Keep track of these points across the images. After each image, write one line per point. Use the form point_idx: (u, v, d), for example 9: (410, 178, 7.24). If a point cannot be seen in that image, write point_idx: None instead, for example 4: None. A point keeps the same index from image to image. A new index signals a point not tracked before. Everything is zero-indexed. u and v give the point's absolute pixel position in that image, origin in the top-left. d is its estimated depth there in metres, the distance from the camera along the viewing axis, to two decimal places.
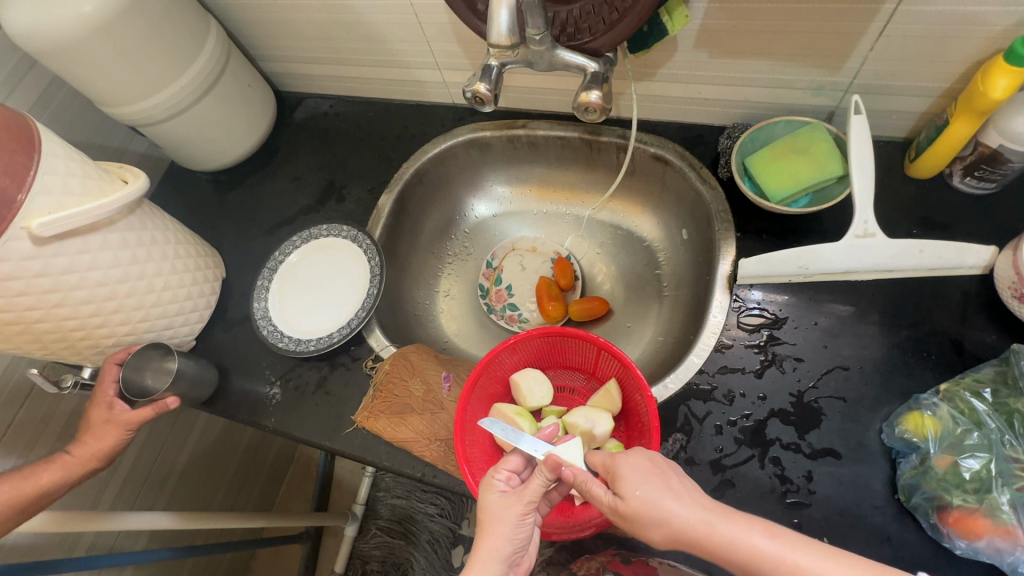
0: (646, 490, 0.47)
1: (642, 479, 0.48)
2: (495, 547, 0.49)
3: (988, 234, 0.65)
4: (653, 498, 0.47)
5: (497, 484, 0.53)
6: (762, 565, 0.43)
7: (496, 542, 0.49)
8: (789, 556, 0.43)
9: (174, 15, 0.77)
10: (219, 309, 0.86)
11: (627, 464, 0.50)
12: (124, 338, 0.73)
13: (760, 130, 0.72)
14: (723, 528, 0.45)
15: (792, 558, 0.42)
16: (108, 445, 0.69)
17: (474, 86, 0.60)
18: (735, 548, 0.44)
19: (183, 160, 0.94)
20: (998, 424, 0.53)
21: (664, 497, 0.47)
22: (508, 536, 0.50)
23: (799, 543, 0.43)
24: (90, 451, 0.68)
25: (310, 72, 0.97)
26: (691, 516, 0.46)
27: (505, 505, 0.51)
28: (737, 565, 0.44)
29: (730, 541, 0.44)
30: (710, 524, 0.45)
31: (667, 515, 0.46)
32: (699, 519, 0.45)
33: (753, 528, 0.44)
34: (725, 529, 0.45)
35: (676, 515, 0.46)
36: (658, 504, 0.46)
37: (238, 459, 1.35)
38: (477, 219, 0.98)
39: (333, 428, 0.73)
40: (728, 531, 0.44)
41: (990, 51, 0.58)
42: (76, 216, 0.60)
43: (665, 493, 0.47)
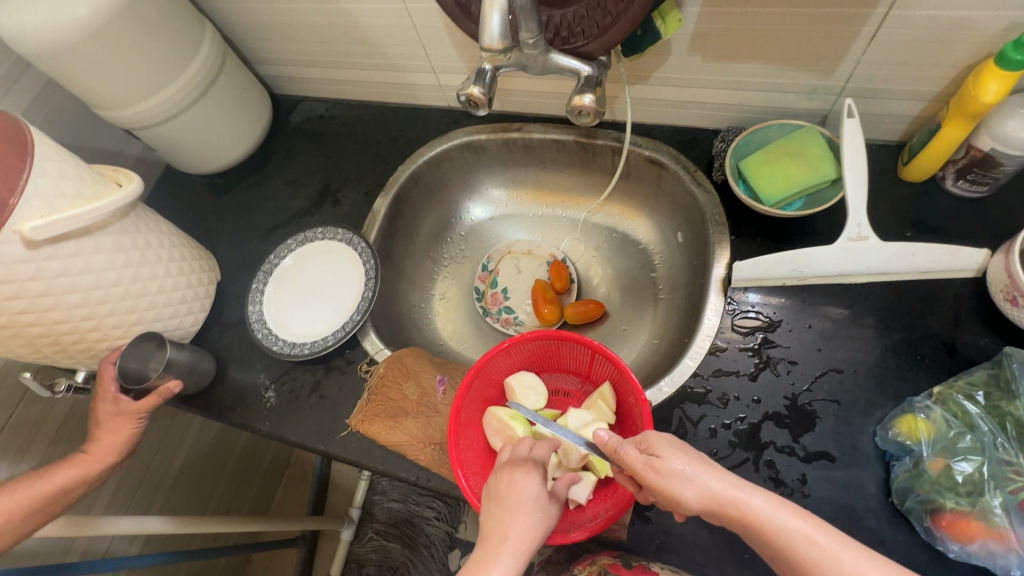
0: (683, 462, 0.48)
1: (678, 451, 0.49)
2: (524, 529, 0.47)
3: (981, 237, 0.66)
4: (688, 469, 0.48)
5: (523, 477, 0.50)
6: (796, 542, 0.43)
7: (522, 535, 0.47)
8: (822, 537, 0.43)
9: (170, 19, 0.77)
10: (214, 312, 0.86)
11: (660, 436, 0.51)
12: (117, 341, 0.73)
13: (754, 133, 0.73)
14: (758, 505, 0.45)
15: (824, 538, 0.43)
16: (123, 436, 0.69)
17: (468, 89, 0.60)
18: (768, 523, 0.45)
19: (178, 163, 0.94)
20: (991, 427, 0.53)
21: (699, 470, 0.48)
22: (538, 516, 0.48)
23: (829, 528, 0.44)
24: (105, 445, 0.68)
25: (305, 75, 0.97)
26: (724, 489, 0.46)
27: (535, 486, 0.50)
28: (767, 540, 0.45)
29: (764, 517, 0.45)
30: (744, 499, 0.46)
31: (702, 486, 0.47)
32: (733, 494, 0.46)
33: (789, 508, 0.45)
34: (761, 503, 0.45)
35: (710, 487, 0.47)
36: (693, 476, 0.47)
37: (234, 462, 1.35)
38: (472, 222, 0.98)
39: (327, 431, 0.73)
40: (764, 507, 0.45)
41: (982, 55, 0.58)
42: (68, 219, 0.60)
43: (700, 466, 0.48)
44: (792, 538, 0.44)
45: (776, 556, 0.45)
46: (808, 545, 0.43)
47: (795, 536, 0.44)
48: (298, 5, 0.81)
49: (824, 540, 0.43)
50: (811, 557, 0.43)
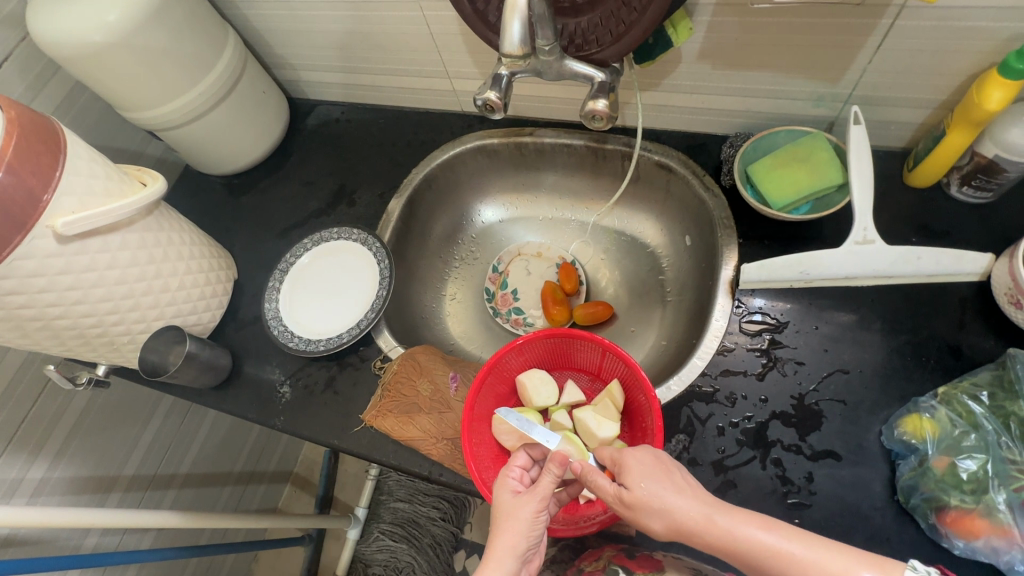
0: (650, 483, 0.50)
1: (646, 474, 0.51)
2: (511, 541, 0.51)
3: (985, 243, 0.67)
4: (655, 492, 0.49)
5: (510, 483, 0.56)
6: (762, 557, 0.44)
7: (508, 536, 0.51)
8: (787, 546, 0.44)
9: (196, 24, 0.79)
10: (230, 309, 0.88)
11: (633, 458, 0.53)
12: (138, 336, 0.75)
13: (762, 139, 0.74)
14: (722, 521, 0.46)
15: (788, 547, 0.44)
16: None
17: (485, 94, 0.62)
18: (733, 540, 0.45)
19: (198, 165, 0.96)
20: (995, 426, 0.54)
21: (664, 491, 0.49)
22: (526, 528, 0.52)
23: (798, 536, 0.44)
24: None
25: (322, 80, 0.99)
26: (688, 509, 0.48)
27: (518, 501, 0.53)
28: (737, 559, 0.45)
29: (728, 536, 0.46)
30: (708, 516, 0.47)
31: (668, 507, 0.49)
32: (698, 513, 0.48)
33: (749, 520, 0.46)
34: (723, 520, 0.46)
35: (676, 508, 0.48)
36: (659, 497, 0.49)
37: (243, 460, 1.36)
38: (483, 224, 1.00)
39: (341, 426, 0.74)
40: (728, 525, 0.46)
41: (986, 65, 0.60)
42: (97, 215, 0.62)
43: (665, 486, 0.50)
44: (757, 551, 0.44)
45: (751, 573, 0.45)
46: (773, 558, 0.44)
47: (759, 551, 0.44)
48: (319, 12, 0.83)
49: (791, 549, 0.44)
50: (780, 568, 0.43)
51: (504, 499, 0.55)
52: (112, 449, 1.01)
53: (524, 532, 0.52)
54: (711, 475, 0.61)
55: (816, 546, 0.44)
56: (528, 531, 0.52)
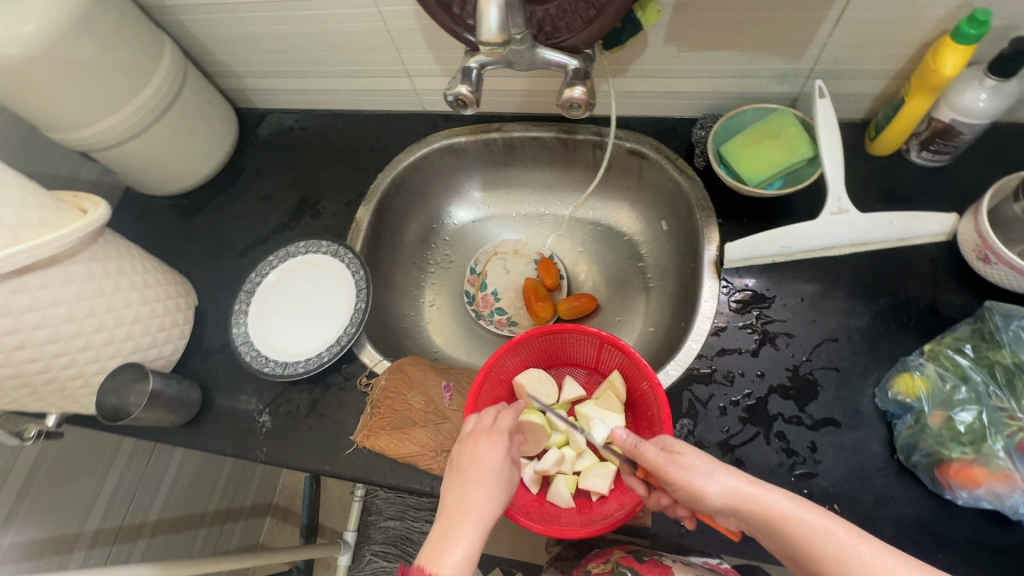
0: (705, 457, 0.49)
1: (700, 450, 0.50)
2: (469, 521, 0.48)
3: (947, 204, 0.70)
4: (714, 464, 0.49)
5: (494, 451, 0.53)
6: (812, 539, 0.44)
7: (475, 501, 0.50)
8: (845, 540, 0.43)
9: (127, 33, 0.73)
10: (194, 338, 0.82)
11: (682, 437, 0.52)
12: (93, 378, 0.68)
13: (731, 119, 0.75)
14: (779, 501, 0.46)
15: (846, 540, 0.43)
16: None
17: (456, 88, 0.59)
18: (794, 522, 0.45)
19: (142, 187, 0.89)
20: (983, 377, 0.56)
21: (721, 463, 0.49)
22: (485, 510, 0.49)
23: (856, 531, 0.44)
24: None
25: (272, 86, 0.94)
26: (750, 486, 0.47)
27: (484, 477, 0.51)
28: (795, 542, 0.45)
29: (790, 516, 0.45)
30: (772, 494, 0.46)
31: (728, 478, 0.48)
32: (760, 491, 0.47)
33: (813, 510, 0.45)
34: (785, 499, 0.46)
35: (735, 482, 0.47)
36: (718, 468, 0.48)
37: (217, 497, 1.28)
38: (457, 225, 0.97)
39: (331, 450, 0.70)
40: (796, 510, 0.45)
41: (936, 33, 0.62)
42: (35, 248, 0.56)
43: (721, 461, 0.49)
44: (811, 532, 0.44)
45: (803, 561, 0.45)
46: (836, 545, 0.43)
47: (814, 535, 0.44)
48: (262, 13, 0.78)
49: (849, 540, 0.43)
50: (831, 551, 0.43)
51: (485, 461, 0.52)
52: (71, 504, 0.92)
53: (485, 508, 0.49)
54: (718, 455, 0.61)
55: (876, 550, 0.43)
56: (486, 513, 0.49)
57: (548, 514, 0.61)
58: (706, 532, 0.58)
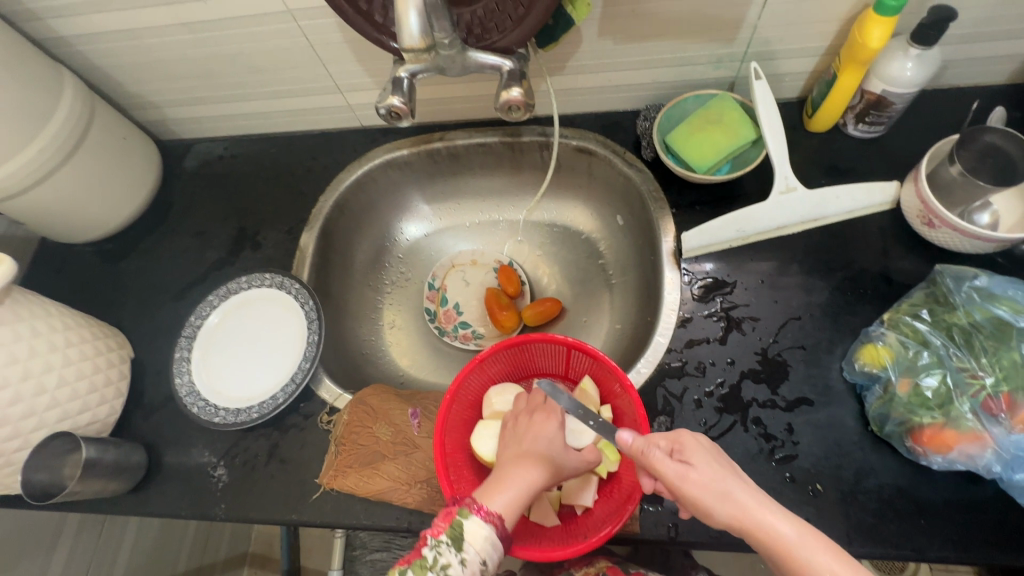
0: (720, 471, 0.47)
1: (718, 462, 0.47)
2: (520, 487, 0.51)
3: (887, 172, 0.72)
4: (727, 483, 0.46)
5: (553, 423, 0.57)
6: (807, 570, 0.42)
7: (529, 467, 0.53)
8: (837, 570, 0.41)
9: (17, 69, 0.66)
10: (133, 393, 0.75)
11: (705, 445, 0.49)
12: (15, 455, 0.61)
13: (673, 108, 0.75)
14: (785, 528, 0.43)
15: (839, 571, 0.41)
16: None
17: (387, 100, 0.56)
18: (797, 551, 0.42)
19: (57, 236, 0.81)
20: (942, 340, 0.56)
21: (734, 482, 0.46)
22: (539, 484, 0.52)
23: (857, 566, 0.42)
24: None
25: (194, 115, 0.88)
26: (759, 508, 0.44)
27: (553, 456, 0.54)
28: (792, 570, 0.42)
29: (793, 545, 0.43)
30: (781, 519, 0.44)
31: (737, 499, 0.45)
32: (768, 514, 0.44)
33: (821, 542, 0.43)
34: (791, 526, 0.43)
35: (744, 504, 0.45)
36: (729, 487, 0.46)
37: (185, 556, 1.19)
38: (410, 241, 0.94)
39: (296, 497, 0.65)
40: (802, 541, 0.43)
41: (859, 8, 0.63)
42: None
43: (736, 478, 0.46)
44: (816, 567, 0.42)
45: None
46: None
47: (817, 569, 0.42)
48: (172, 37, 0.73)
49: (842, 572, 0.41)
50: None
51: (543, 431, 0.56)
52: None
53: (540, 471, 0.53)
54: None
55: None
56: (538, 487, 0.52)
57: (529, 535, 0.58)
58: (695, 530, 0.57)
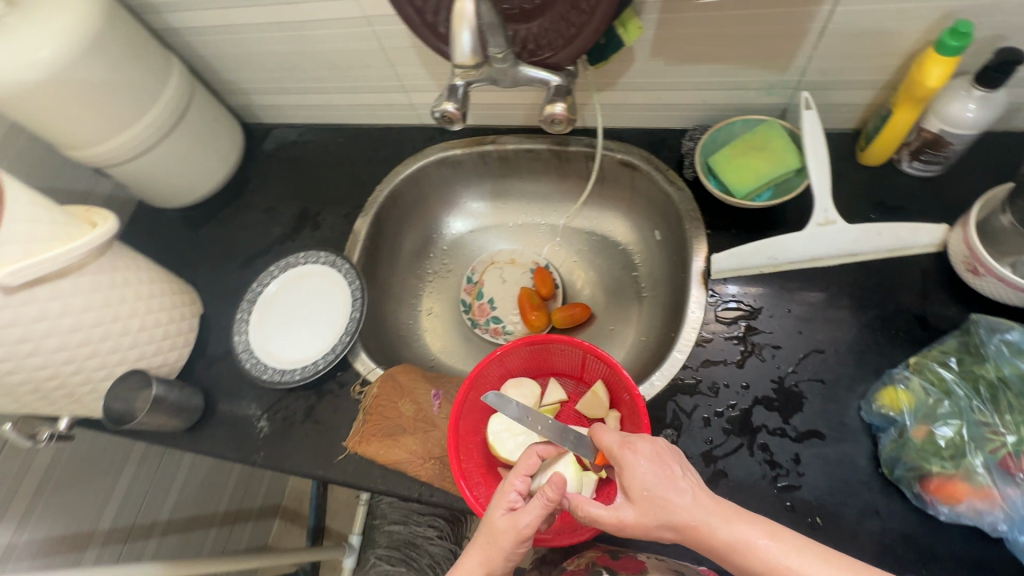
0: (653, 490, 0.49)
1: (651, 479, 0.49)
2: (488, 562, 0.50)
3: (938, 214, 0.69)
4: (660, 499, 0.48)
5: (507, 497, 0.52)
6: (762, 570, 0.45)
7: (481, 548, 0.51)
8: (784, 559, 0.44)
9: (135, 55, 0.76)
10: (199, 345, 0.85)
11: (637, 461, 0.50)
12: (100, 384, 0.71)
13: (720, 130, 0.75)
14: (723, 531, 0.46)
15: (786, 561, 0.44)
16: None
17: (442, 106, 0.61)
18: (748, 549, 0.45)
19: (152, 200, 0.93)
20: (966, 391, 0.55)
21: (670, 496, 0.48)
22: (502, 557, 0.50)
23: (799, 547, 0.45)
24: None
25: (277, 102, 0.97)
26: (695, 517, 0.47)
27: (503, 529, 0.50)
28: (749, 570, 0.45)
29: (743, 548, 0.45)
30: (717, 522, 0.46)
31: (673, 516, 0.47)
32: (703, 521, 0.47)
33: (756, 529, 0.46)
34: (727, 528, 0.46)
35: (681, 517, 0.47)
36: (664, 506, 0.48)
37: (226, 499, 1.31)
38: (454, 235, 0.99)
39: (325, 456, 0.72)
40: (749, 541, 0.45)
41: (922, 44, 0.62)
42: (43, 263, 0.59)
43: (669, 490, 0.48)
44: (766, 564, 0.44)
45: None
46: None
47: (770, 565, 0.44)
48: (264, 34, 0.81)
49: (784, 557, 0.44)
50: None
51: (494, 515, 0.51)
52: (84, 505, 0.96)
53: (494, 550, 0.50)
54: (701, 466, 0.61)
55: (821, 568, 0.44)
56: (505, 560, 0.50)
57: None
58: None
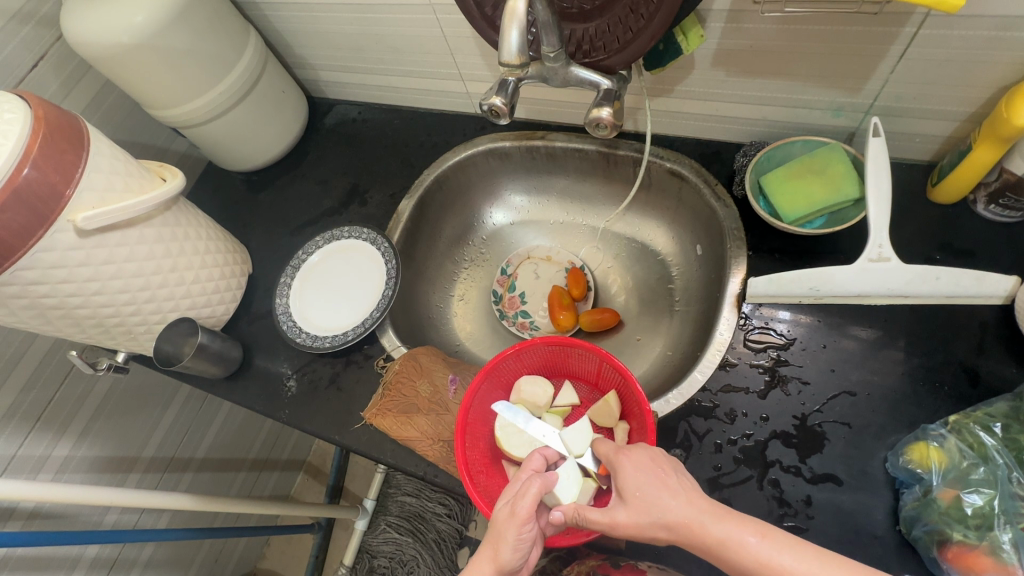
0: (646, 491, 0.49)
1: (643, 480, 0.49)
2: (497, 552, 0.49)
3: (1011, 263, 0.64)
4: (652, 499, 0.48)
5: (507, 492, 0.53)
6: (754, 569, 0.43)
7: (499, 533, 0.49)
8: (778, 557, 0.42)
9: (217, 23, 0.81)
10: (245, 302, 0.91)
11: (630, 463, 0.51)
12: (154, 327, 0.78)
13: (777, 149, 0.72)
14: (715, 529, 0.45)
15: (779, 558, 0.42)
16: None
17: (491, 99, 0.60)
18: (739, 544, 0.44)
19: (219, 162, 0.99)
20: (1007, 461, 0.52)
21: (661, 497, 0.48)
22: (509, 548, 0.49)
23: (790, 546, 0.43)
24: None
25: (341, 80, 1.01)
26: (686, 515, 0.46)
27: (503, 518, 0.50)
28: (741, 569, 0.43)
29: (732, 542, 0.44)
30: (709, 520, 0.45)
31: (665, 515, 0.47)
32: (694, 519, 0.46)
33: (745, 527, 0.44)
34: (719, 526, 0.45)
35: (673, 514, 0.46)
36: (656, 505, 0.48)
37: (257, 447, 1.40)
38: (494, 226, 1.00)
39: (343, 422, 0.76)
40: (736, 533, 0.44)
41: (1016, 77, 0.57)
42: (117, 211, 0.65)
43: (661, 491, 0.48)
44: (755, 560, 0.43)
45: None
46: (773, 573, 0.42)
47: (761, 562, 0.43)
48: (335, 14, 0.85)
49: (780, 557, 0.42)
50: None
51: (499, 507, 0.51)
52: (132, 432, 1.06)
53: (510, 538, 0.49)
54: (705, 492, 0.60)
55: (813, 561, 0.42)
56: (514, 550, 0.48)
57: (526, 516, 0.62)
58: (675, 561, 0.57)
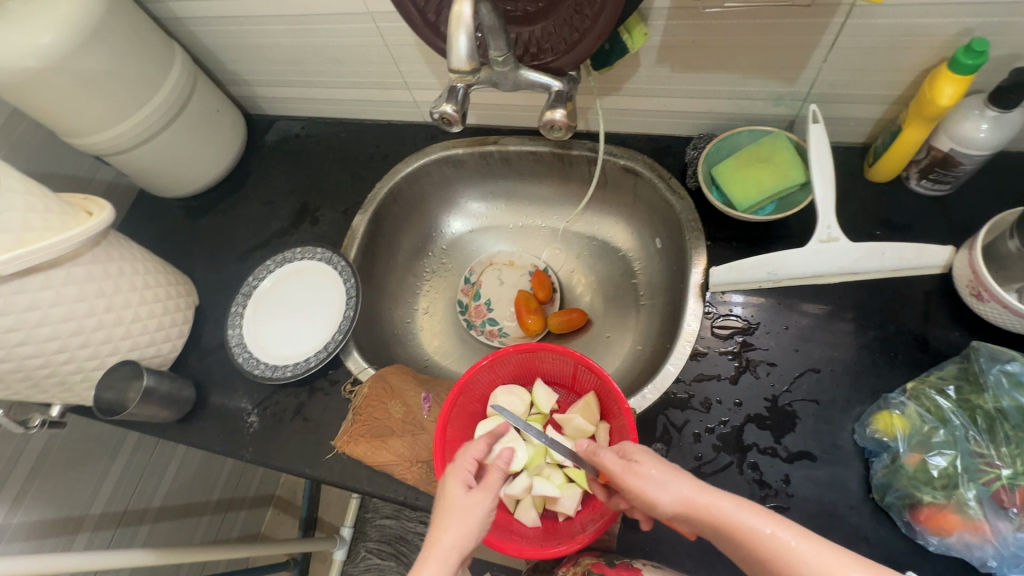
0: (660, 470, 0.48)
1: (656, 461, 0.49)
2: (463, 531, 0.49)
3: (944, 234, 0.68)
4: (665, 478, 0.48)
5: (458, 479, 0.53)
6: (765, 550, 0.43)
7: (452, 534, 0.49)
8: (785, 537, 0.43)
9: (138, 43, 0.76)
10: (193, 336, 0.85)
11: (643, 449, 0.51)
12: (92, 373, 0.71)
13: (725, 140, 0.74)
14: (728, 510, 0.45)
15: (786, 539, 0.43)
16: None
17: (441, 107, 0.59)
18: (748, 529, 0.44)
19: (152, 189, 0.93)
20: (962, 420, 0.55)
21: (672, 479, 0.48)
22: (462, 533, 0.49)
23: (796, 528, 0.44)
24: None
25: (279, 95, 0.97)
26: (700, 497, 0.46)
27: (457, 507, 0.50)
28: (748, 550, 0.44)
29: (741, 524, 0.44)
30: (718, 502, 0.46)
31: (676, 496, 0.47)
32: (709, 501, 0.46)
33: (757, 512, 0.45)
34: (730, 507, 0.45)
35: (683, 497, 0.47)
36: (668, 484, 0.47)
37: (219, 487, 1.32)
38: (454, 235, 0.99)
39: (312, 454, 0.72)
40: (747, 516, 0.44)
41: (936, 60, 0.60)
42: (37, 253, 0.59)
43: (672, 474, 0.48)
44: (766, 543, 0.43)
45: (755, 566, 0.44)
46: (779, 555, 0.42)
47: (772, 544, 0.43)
48: (269, 26, 0.81)
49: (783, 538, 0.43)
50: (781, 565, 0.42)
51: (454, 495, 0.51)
52: (75, 489, 0.97)
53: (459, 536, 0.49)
54: None
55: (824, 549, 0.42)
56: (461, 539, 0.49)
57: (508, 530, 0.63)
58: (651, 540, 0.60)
